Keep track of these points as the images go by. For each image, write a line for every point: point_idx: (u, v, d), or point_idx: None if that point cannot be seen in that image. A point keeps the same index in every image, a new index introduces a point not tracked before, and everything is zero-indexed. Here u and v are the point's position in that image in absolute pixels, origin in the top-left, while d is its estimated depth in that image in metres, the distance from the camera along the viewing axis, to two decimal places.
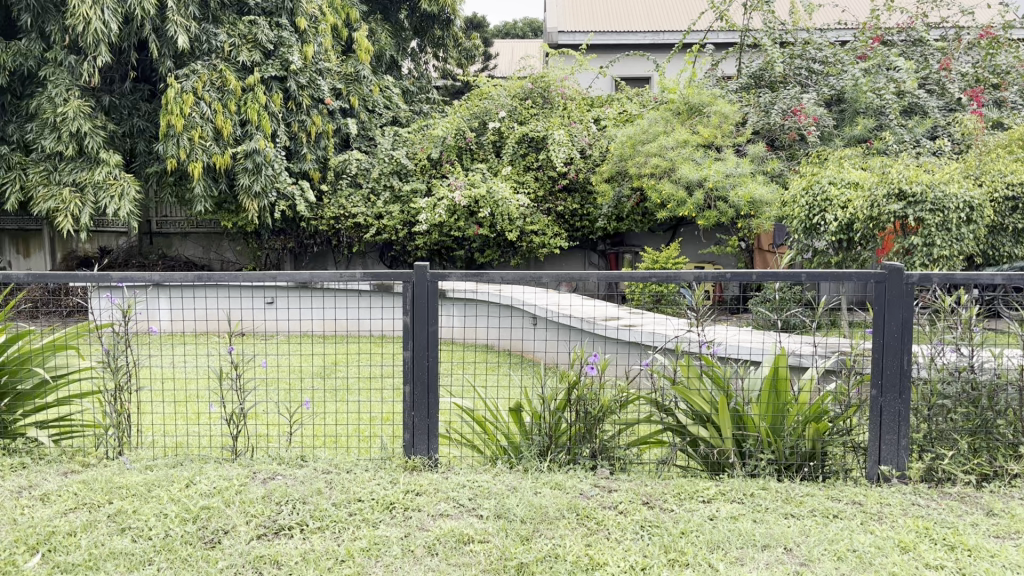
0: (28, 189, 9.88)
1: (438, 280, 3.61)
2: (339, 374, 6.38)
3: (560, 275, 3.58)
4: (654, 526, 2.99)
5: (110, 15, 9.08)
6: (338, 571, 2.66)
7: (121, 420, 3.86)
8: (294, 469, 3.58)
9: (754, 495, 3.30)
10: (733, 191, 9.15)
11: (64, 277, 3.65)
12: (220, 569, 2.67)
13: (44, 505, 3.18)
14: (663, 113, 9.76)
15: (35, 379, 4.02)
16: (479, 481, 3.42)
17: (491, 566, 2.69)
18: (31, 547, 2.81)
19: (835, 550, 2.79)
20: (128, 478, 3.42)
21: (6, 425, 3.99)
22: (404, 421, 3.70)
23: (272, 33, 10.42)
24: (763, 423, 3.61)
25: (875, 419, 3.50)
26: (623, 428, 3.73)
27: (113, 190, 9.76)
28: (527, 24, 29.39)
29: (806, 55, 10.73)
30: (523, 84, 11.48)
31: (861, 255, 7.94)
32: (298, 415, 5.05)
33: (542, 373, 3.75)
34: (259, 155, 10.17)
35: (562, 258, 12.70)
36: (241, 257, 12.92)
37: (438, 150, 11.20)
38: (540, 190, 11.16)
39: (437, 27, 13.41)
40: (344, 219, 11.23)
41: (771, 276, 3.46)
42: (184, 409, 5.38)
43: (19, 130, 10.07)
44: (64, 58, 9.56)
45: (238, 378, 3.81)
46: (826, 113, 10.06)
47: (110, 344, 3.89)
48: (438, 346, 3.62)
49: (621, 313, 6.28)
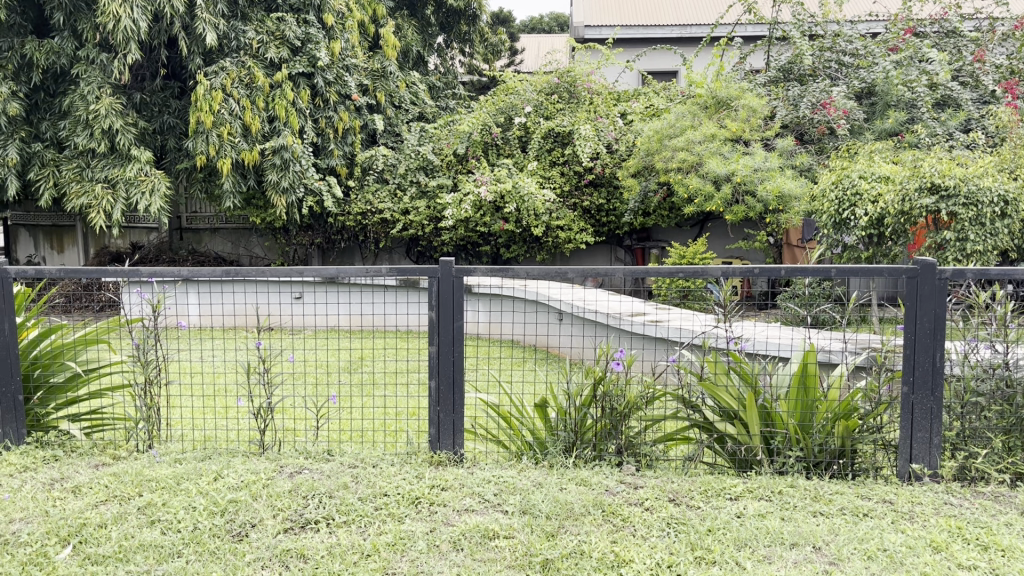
0: (61, 186, 10.02)
1: (463, 276, 3.61)
2: (365, 368, 6.39)
3: (586, 270, 3.52)
4: (681, 523, 2.97)
5: (140, 13, 9.16)
6: (364, 565, 2.67)
7: (151, 413, 3.88)
8: (320, 463, 3.60)
9: (783, 493, 3.26)
10: (761, 185, 9.07)
11: (94, 272, 3.68)
12: (247, 562, 2.69)
13: (76, 497, 3.23)
14: (691, 107, 9.69)
15: (67, 373, 4.08)
16: (504, 477, 3.41)
17: (516, 561, 2.69)
18: (63, 539, 2.86)
19: (864, 550, 2.75)
20: (158, 471, 3.46)
21: (38, 417, 4.01)
22: (430, 416, 3.71)
23: (300, 29, 10.49)
24: (791, 420, 3.56)
25: (906, 416, 3.44)
26: (650, 424, 3.70)
27: (144, 185, 9.85)
28: (553, 19, 29.32)
29: (837, 47, 10.60)
30: (549, 79, 11.44)
31: (892, 250, 7.82)
32: (324, 410, 5.08)
33: (567, 368, 3.73)
34: (287, 151, 10.24)
35: (589, 253, 12.64)
36: (269, 252, 13.00)
37: (464, 145, 11.21)
38: (566, 185, 11.10)
39: (464, 23, 13.43)
40: (371, 215, 11.24)
41: (799, 271, 3.41)
42: (212, 403, 5.41)
43: (52, 126, 10.19)
44: (96, 56, 9.69)
45: (266, 373, 3.82)
46: (857, 106, 9.94)
47: (141, 338, 3.92)
48: (463, 342, 3.61)
49: (648, 309, 6.24)
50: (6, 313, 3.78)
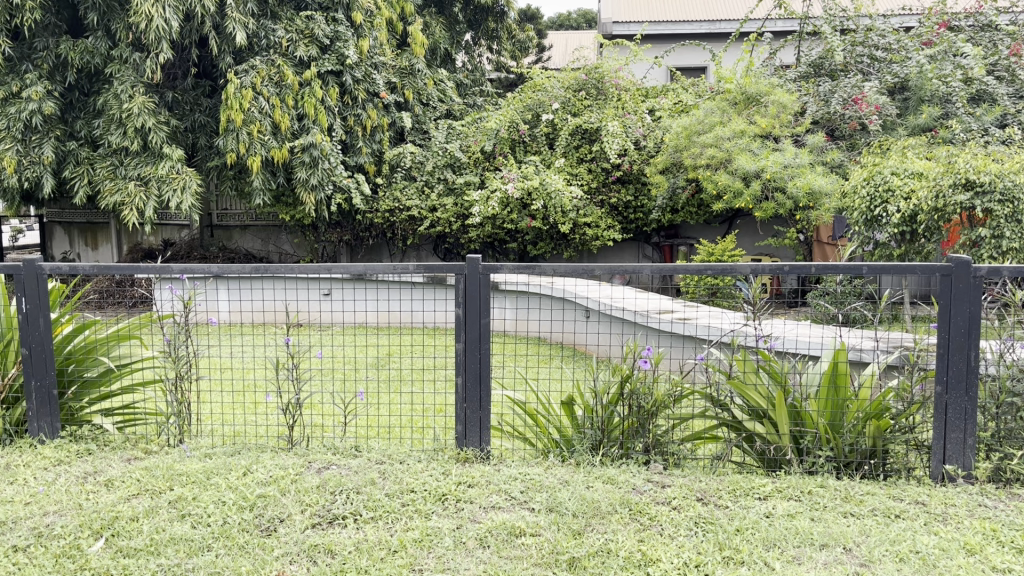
0: (95, 184, 10.16)
1: (490, 273, 3.60)
2: (392, 364, 6.43)
3: (613, 267, 3.49)
4: (709, 522, 2.95)
5: (172, 13, 9.26)
6: (391, 561, 2.68)
7: (182, 408, 3.94)
8: (348, 459, 3.62)
9: (812, 493, 3.22)
10: (791, 182, 8.98)
11: (127, 269, 3.72)
12: (275, 557, 2.71)
13: (108, 491, 3.27)
14: (720, 103, 9.60)
15: (100, 368, 4.15)
16: (531, 475, 3.40)
17: (543, 559, 2.69)
18: (96, 532, 2.90)
19: (897, 551, 2.71)
20: (189, 465, 3.50)
21: (72, 411, 4.06)
22: (457, 413, 3.72)
23: (329, 27, 10.56)
24: (821, 419, 3.52)
25: (939, 416, 3.40)
26: (677, 424, 3.67)
27: (175, 183, 9.94)
28: (581, 15, 29.28)
29: (869, 42, 10.44)
30: (576, 76, 11.41)
31: (925, 248, 7.71)
32: (353, 406, 5.11)
33: (594, 366, 3.73)
34: (316, 149, 10.29)
35: (616, 249, 12.61)
36: (299, 249, 13.08)
37: (491, 142, 11.22)
38: (594, 182, 11.06)
39: (491, 20, 13.42)
40: (399, 212, 11.26)
41: (830, 268, 3.36)
42: (243, 398, 5.47)
43: (87, 125, 10.34)
44: (129, 55, 9.81)
45: (295, 369, 3.85)
46: (889, 102, 9.80)
47: (172, 334, 3.98)
48: (490, 339, 3.62)
49: (676, 306, 6.24)
50: (42, 309, 3.85)
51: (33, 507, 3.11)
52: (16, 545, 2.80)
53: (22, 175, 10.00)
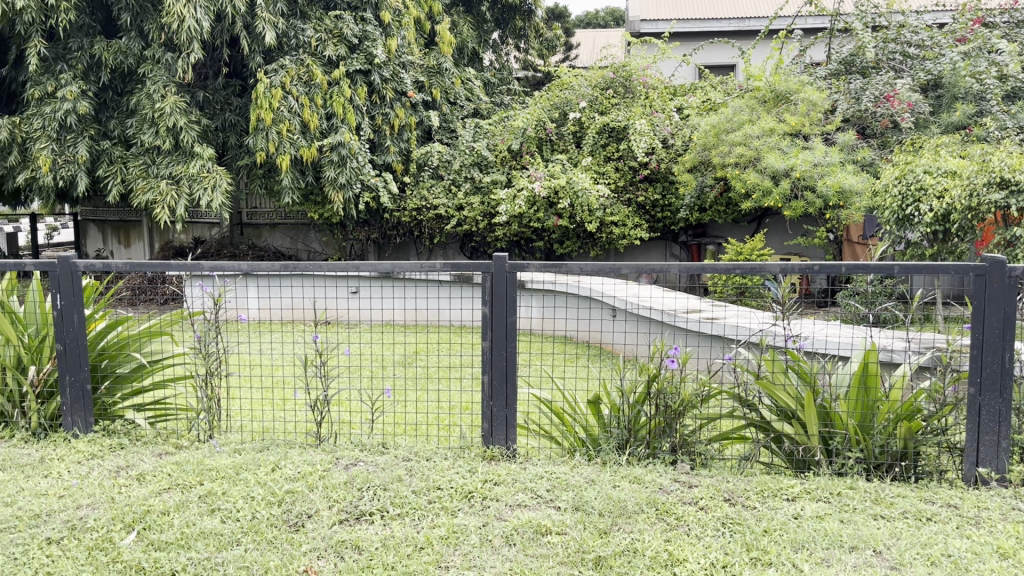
0: (128, 183, 10.30)
1: (517, 271, 3.61)
2: (419, 363, 6.46)
3: (640, 266, 3.48)
4: (736, 523, 2.93)
5: (203, 13, 9.36)
6: (418, 557, 2.69)
7: (211, 404, 3.98)
8: (375, 456, 3.65)
9: (842, 495, 3.19)
10: (821, 180, 8.90)
11: (159, 266, 3.77)
12: (303, 552, 2.74)
13: (140, 485, 3.32)
14: (749, 101, 9.54)
15: (133, 364, 4.21)
16: (557, 473, 3.40)
17: (569, 558, 2.68)
18: (128, 525, 2.94)
19: (928, 555, 2.67)
20: (218, 461, 3.54)
21: (105, 406, 4.12)
22: (483, 412, 3.73)
23: (358, 27, 10.62)
24: (851, 420, 3.49)
25: (973, 418, 3.34)
26: (705, 424, 3.65)
27: (206, 182, 10.05)
28: (610, 14, 29.29)
29: (901, 39, 10.30)
30: (604, 74, 11.36)
31: (958, 247, 7.56)
32: (380, 403, 5.15)
33: (621, 365, 3.72)
34: (345, 147, 10.37)
35: (643, 248, 12.58)
36: (327, 248, 13.16)
37: (518, 141, 11.24)
38: (621, 180, 11.03)
39: (519, 18, 13.43)
40: (426, 210, 11.30)
41: (860, 267, 3.32)
42: (272, 395, 5.53)
43: (120, 124, 10.48)
44: (162, 55, 9.93)
45: (323, 366, 3.88)
46: (922, 99, 9.67)
47: (203, 331, 4.03)
48: (516, 338, 3.62)
49: (703, 306, 6.23)
50: (76, 306, 3.91)
51: (67, 500, 3.16)
52: (50, 537, 2.86)
53: (57, 174, 10.16)
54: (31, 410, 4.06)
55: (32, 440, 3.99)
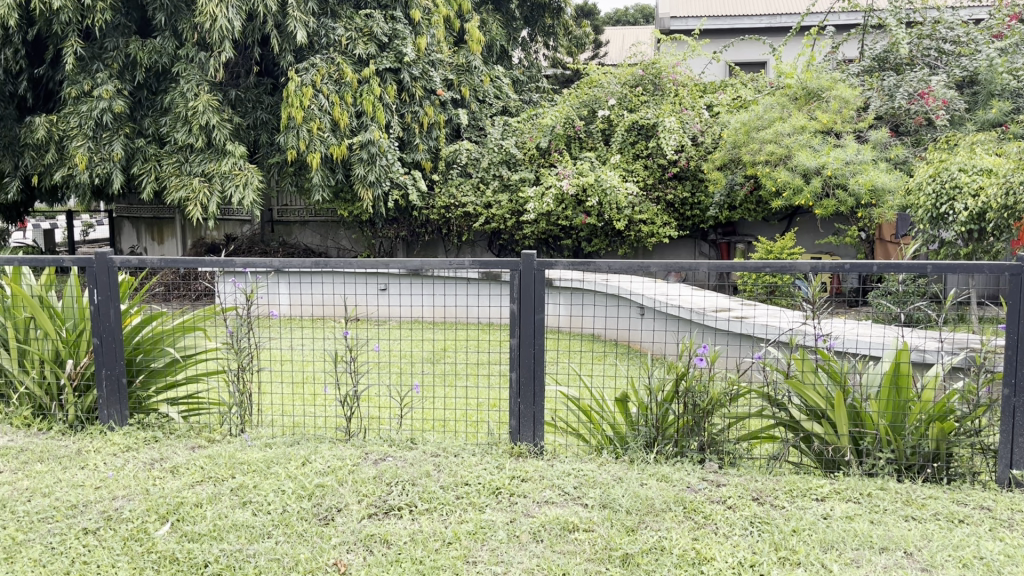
0: (161, 180, 10.44)
1: (545, 269, 3.62)
2: (447, 359, 6.49)
3: (669, 265, 3.48)
4: (765, 522, 2.92)
5: (235, 13, 9.45)
6: (445, 553, 2.71)
7: (243, 399, 4.04)
8: (404, 451, 3.68)
9: (873, 495, 3.16)
10: (852, 179, 8.82)
11: (193, 262, 3.83)
12: (333, 545, 2.77)
13: (173, 477, 3.38)
14: (780, 98, 9.47)
15: (167, 358, 4.29)
16: (584, 470, 3.41)
17: (596, 555, 2.69)
18: (162, 516, 3.00)
19: (960, 557, 2.64)
20: (249, 454, 3.59)
21: (140, 399, 4.20)
22: (510, 408, 3.74)
23: (388, 25, 10.67)
24: (882, 420, 3.46)
25: (1007, 420, 3.29)
26: (733, 422, 3.64)
27: (238, 179, 10.17)
28: (639, 11, 29.28)
29: (936, 35, 10.15)
30: (633, 71, 11.33)
31: (994, 246, 7.41)
32: (409, 399, 5.19)
33: (649, 363, 3.71)
34: (374, 146, 10.43)
35: (672, 246, 12.52)
36: (357, 245, 13.24)
37: (547, 139, 11.22)
38: (650, 178, 10.98)
39: (548, 16, 13.43)
40: (454, 208, 11.35)
41: (891, 267, 3.30)
42: (302, 390, 5.59)
43: (154, 122, 10.62)
44: (195, 54, 10.06)
45: (352, 362, 3.92)
46: (958, 96, 9.52)
47: (235, 326, 4.08)
48: (545, 335, 3.63)
49: (733, 304, 6.20)
50: (113, 301, 3.98)
51: (103, 491, 3.23)
52: (86, 527, 2.92)
53: (92, 171, 10.32)
54: (69, 403, 4.16)
55: (69, 432, 4.08)
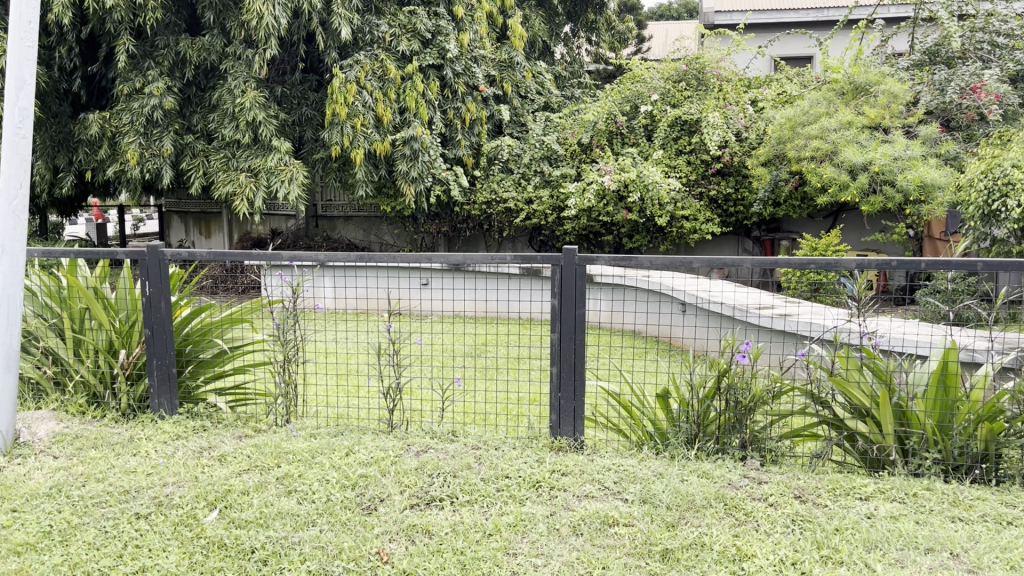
0: (209, 175, 10.63)
1: (586, 264, 3.61)
2: (488, 354, 6.52)
3: (712, 261, 3.45)
4: (807, 521, 2.89)
5: (281, 10, 9.58)
6: (486, 544, 2.75)
7: (288, 390, 4.12)
8: (445, 443, 3.71)
9: (918, 495, 3.12)
10: (901, 175, 8.68)
11: (240, 255, 3.90)
12: (376, 534, 2.82)
13: (221, 465, 3.46)
14: (826, 93, 9.33)
15: (215, 350, 4.38)
16: (625, 466, 3.41)
17: (636, 549, 2.71)
18: (210, 503, 3.07)
19: (1008, 559, 2.60)
20: (295, 444, 3.66)
21: (189, 389, 4.32)
22: (551, 403, 3.76)
23: (431, 22, 10.74)
24: (929, 420, 3.41)
25: None
26: (776, 420, 3.61)
27: (283, 175, 10.28)
28: (683, 5, 29.06)
29: (989, 28, 9.91)
30: (677, 66, 11.20)
31: None
32: (451, 392, 5.26)
33: (691, 360, 3.70)
34: (417, 141, 10.49)
35: (714, 244, 12.43)
36: (399, 239, 13.35)
37: (589, 134, 11.20)
38: (693, 174, 10.87)
39: (591, 11, 13.41)
40: (496, 203, 11.39)
41: (941, 263, 3.22)
42: (346, 383, 5.69)
43: (202, 119, 10.83)
44: (242, 52, 10.22)
45: (395, 355, 3.97)
46: (1011, 90, 9.28)
47: (281, 319, 4.16)
48: (586, 330, 3.64)
49: (776, 301, 6.17)
50: (164, 294, 4.07)
51: (155, 478, 3.31)
52: (139, 512, 3.01)
53: (143, 166, 10.54)
54: (121, 392, 4.28)
55: (121, 420, 4.19)
